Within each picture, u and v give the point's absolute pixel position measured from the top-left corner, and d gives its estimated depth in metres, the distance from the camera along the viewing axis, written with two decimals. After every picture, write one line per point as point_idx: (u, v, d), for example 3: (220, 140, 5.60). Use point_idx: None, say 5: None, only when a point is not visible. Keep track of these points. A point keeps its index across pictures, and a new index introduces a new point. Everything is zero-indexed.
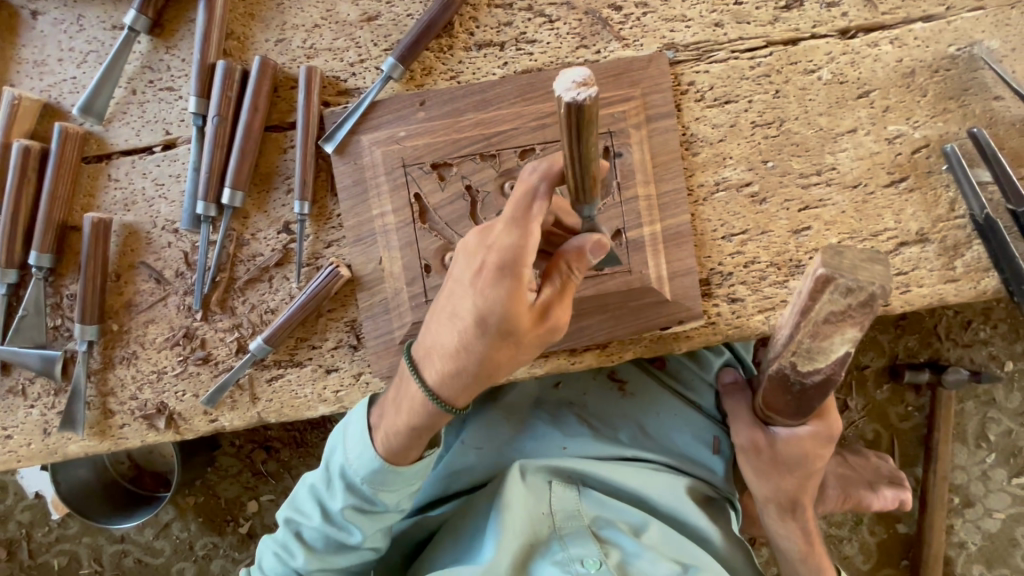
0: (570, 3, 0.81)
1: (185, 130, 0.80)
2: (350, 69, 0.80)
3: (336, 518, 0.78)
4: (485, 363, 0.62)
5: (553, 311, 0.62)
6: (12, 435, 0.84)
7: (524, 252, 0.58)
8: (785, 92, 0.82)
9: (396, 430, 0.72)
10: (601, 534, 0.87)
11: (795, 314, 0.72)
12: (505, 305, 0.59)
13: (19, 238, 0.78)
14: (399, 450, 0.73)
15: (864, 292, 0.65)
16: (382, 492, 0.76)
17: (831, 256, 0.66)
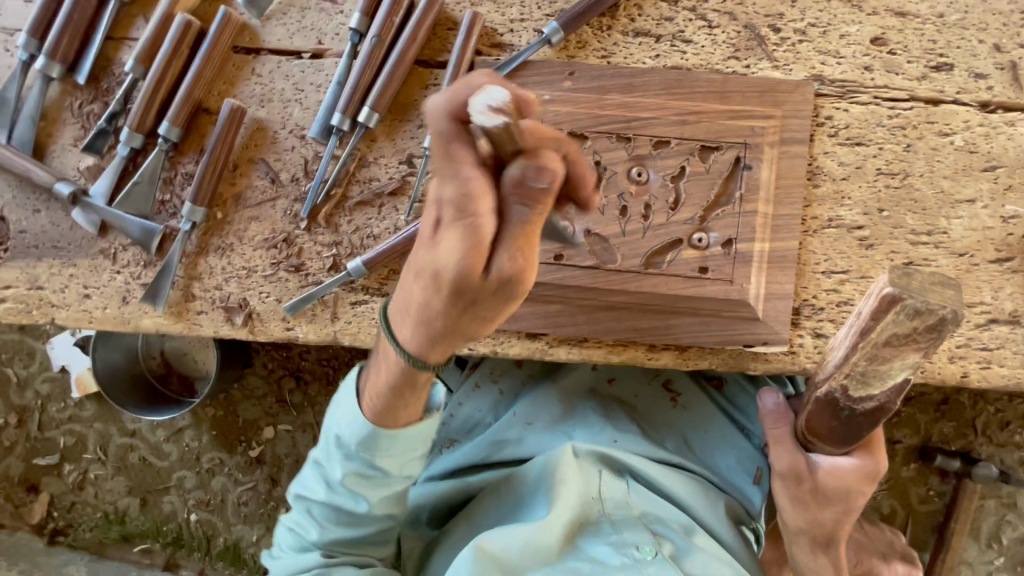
0: (732, 13, 0.82)
1: (337, 44, 0.82)
2: (509, 25, 0.82)
3: (337, 489, 0.76)
4: (459, 328, 0.52)
5: (502, 261, 0.45)
6: (90, 295, 0.84)
7: (460, 200, 0.42)
8: (916, 148, 0.83)
9: (379, 390, 0.66)
10: (652, 527, 0.84)
11: (852, 335, 0.69)
12: (455, 275, 0.45)
13: (155, 107, 0.80)
14: (384, 408, 0.68)
15: (933, 316, 0.62)
16: (381, 459, 0.72)
17: (900, 276, 0.64)
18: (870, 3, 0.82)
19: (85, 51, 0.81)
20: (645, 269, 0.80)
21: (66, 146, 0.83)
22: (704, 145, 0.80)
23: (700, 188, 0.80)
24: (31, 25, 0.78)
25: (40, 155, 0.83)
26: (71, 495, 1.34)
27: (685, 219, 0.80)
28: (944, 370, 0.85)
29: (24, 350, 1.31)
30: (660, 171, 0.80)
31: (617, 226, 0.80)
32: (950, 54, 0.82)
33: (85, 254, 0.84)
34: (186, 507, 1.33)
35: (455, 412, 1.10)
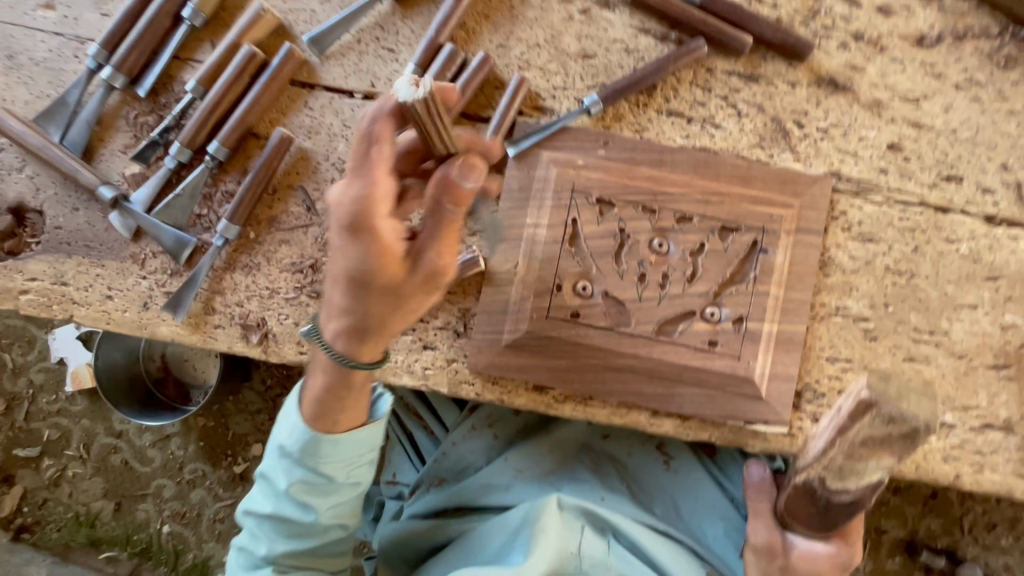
0: (761, 105, 0.87)
1: (389, 89, 0.86)
2: (552, 91, 0.87)
3: (284, 498, 0.78)
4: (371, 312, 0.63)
5: (427, 251, 0.60)
6: (113, 297, 0.86)
7: (370, 208, 0.56)
8: (924, 251, 0.87)
9: (317, 395, 0.74)
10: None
11: (832, 430, 0.71)
12: (372, 266, 0.58)
13: (208, 126, 0.84)
14: (319, 412, 0.74)
15: (907, 424, 0.64)
16: (323, 467, 0.76)
17: (879, 380, 0.66)
18: (890, 112, 0.87)
19: (151, 66, 0.85)
20: (656, 336, 0.83)
21: (115, 151, 0.86)
22: (725, 225, 0.83)
23: (717, 265, 0.83)
24: (104, 38, 0.83)
25: (89, 157, 0.86)
26: (45, 491, 1.30)
27: (701, 292, 0.83)
28: (937, 469, 0.86)
29: (25, 337, 1.31)
30: (680, 244, 0.83)
31: (634, 291, 0.83)
32: (961, 168, 0.87)
33: (114, 256, 0.86)
34: (160, 517, 1.30)
35: (448, 452, 1.07)
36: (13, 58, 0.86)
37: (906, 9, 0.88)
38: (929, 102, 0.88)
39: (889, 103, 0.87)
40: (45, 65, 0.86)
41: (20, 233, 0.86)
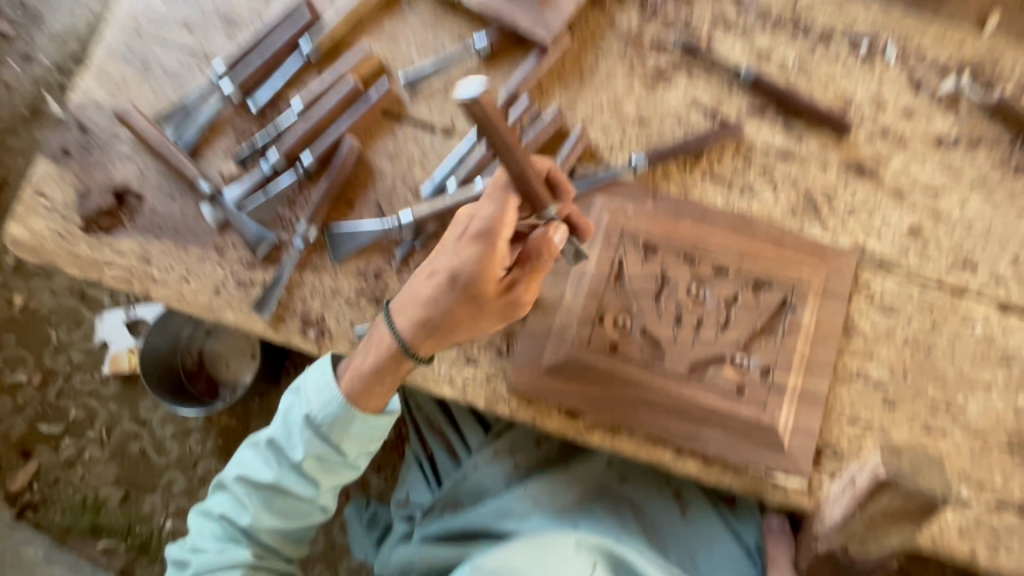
0: (796, 181, 0.97)
1: (467, 129, 0.97)
2: (610, 147, 0.97)
3: (292, 469, 0.88)
4: (460, 318, 0.80)
5: (517, 288, 0.79)
6: (189, 280, 0.93)
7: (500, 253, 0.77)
8: (941, 329, 0.93)
9: (362, 370, 0.85)
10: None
11: (848, 503, 0.79)
12: (474, 268, 0.77)
13: (305, 141, 0.94)
14: (362, 387, 0.85)
15: (929, 500, 0.71)
16: (343, 441, 0.87)
17: (891, 457, 0.74)
18: (911, 200, 0.97)
19: (265, 86, 0.98)
20: (687, 376, 0.88)
21: (218, 153, 0.97)
22: (758, 281, 0.91)
23: (748, 317, 0.90)
24: (231, 58, 0.96)
25: (194, 155, 0.96)
26: (58, 471, 1.32)
27: (732, 339, 0.89)
28: (953, 544, 0.87)
29: (74, 317, 1.37)
30: (716, 292, 0.90)
31: (670, 331, 0.89)
32: (975, 257, 0.95)
33: (198, 243, 0.94)
34: (165, 512, 1.30)
35: (467, 474, 1.11)
36: (147, 66, 0.99)
37: (926, 115, 1.00)
38: (947, 195, 0.97)
39: (911, 193, 0.97)
40: (173, 74, 0.99)
41: (119, 213, 0.95)
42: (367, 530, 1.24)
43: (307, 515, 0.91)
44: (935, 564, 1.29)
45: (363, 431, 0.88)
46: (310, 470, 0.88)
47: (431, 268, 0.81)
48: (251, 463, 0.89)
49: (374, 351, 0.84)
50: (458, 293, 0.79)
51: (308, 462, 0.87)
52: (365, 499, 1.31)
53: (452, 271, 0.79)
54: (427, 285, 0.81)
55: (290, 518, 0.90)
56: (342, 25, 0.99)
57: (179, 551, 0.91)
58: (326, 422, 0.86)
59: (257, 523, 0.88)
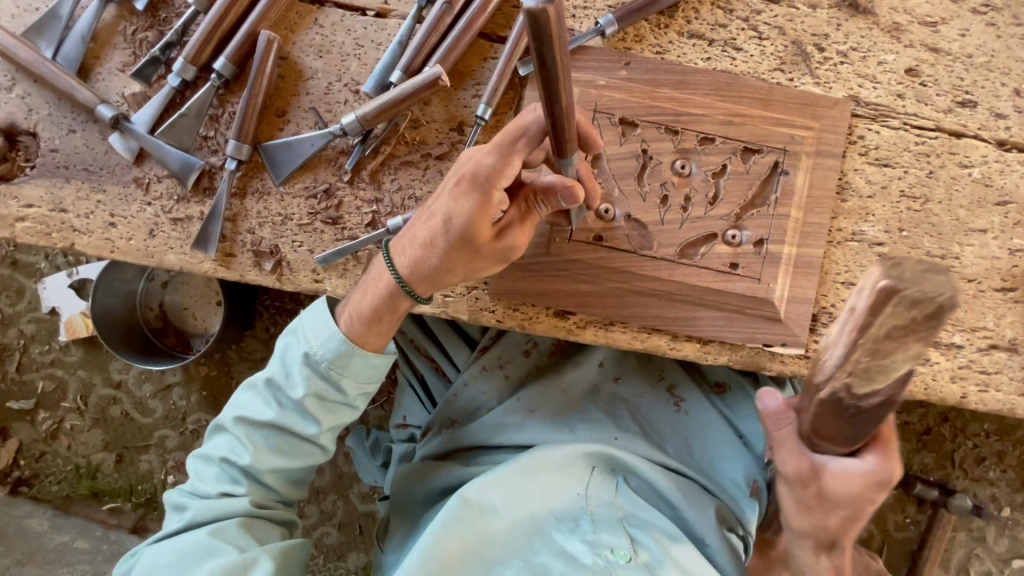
0: (783, 28, 0.86)
1: (403, 7, 0.83)
2: (572, 11, 0.85)
3: (293, 408, 0.78)
4: (453, 263, 0.71)
5: (509, 236, 0.70)
6: (117, 225, 0.82)
7: (494, 203, 0.66)
8: (938, 176, 0.88)
9: (358, 310, 0.76)
10: (631, 532, 0.86)
11: (847, 332, 0.59)
12: (469, 219, 0.67)
13: (214, 42, 0.79)
14: (361, 328, 0.76)
15: (933, 305, 0.52)
16: (345, 380, 0.77)
17: (892, 265, 0.54)
18: (908, 36, 0.87)
19: None
20: (678, 259, 0.83)
21: (113, 70, 0.82)
22: (747, 147, 0.83)
23: (738, 187, 0.83)
24: None
25: (85, 76, 0.81)
26: (42, 444, 1.28)
27: (723, 214, 0.83)
28: (946, 389, 0.88)
29: (13, 286, 1.25)
30: (702, 165, 0.83)
31: (656, 214, 0.82)
32: (975, 93, 0.88)
33: (116, 181, 0.82)
34: (164, 468, 1.28)
35: (458, 393, 1.07)
36: None
37: None
38: (946, 26, 0.88)
39: (908, 27, 0.87)
40: None
41: (14, 156, 0.82)
42: (370, 457, 1.24)
43: (310, 455, 0.80)
44: (919, 411, 1.35)
45: (364, 370, 0.77)
46: (311, 409, 0.77)
47: (428, 211, 0.70)
48: (247, 401, 0.80)
49: (372, 295, 0.76)
50: (450, 234, 0.69)
51: (306, 400, 0.77)
52: (366, 428, 1.30)
53: (448, 213, 0.68)
54: (422, 230, 0.71)
55: (292, 458, 0.79)
56: None
57: (178, 495, 0.81)
58: (326, 359, 0.75)
59: (255, 464, 0.78)
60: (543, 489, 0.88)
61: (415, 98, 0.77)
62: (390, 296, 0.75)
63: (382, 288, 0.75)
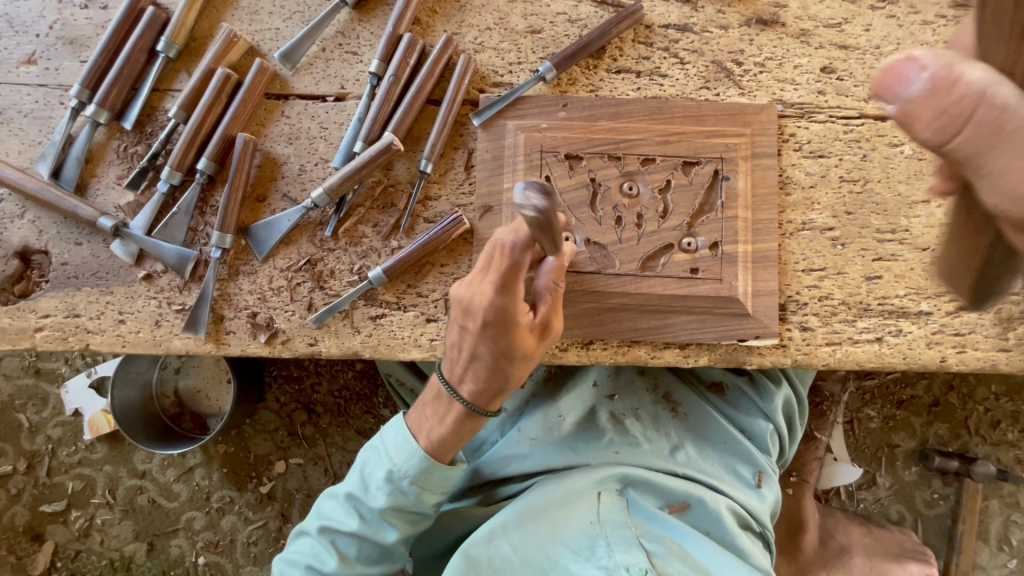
0: (700, 51, 0.94)
1: (358, 88, 0.93)
2: (509, 68, 0.93)
3: (372, 519, 0.86)
4: (511, 377, 0.77)
5: (551, 319, 0.77)
6: (126, 320, 0.89)
7: (521, 327, 0.73)
8: (872, 158, 0.93)
9: (438, 437, 0.83)
10: (647, 547, 0.89)
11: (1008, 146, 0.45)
12: (513, 341, 0.73)
13: (194, 147, 0.89)
14: (443, 450, 0.84)
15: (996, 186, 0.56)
16: (425, 490, 0.85)
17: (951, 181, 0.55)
18: (817, 39, 0.95)
19: (132, 100, 0.91)
20: (641, 272, 0.88)
21: (110, 184, 0.91)
22: (686, 161, 0.90)
23: (685, 199, 0.90)
24: (85, 79, 0.89)
25: (84, 193, 0.91)
26: (77, 543, 1.32)
27: (675, 226, 0.89)
28: (924, 355, 0.91)
29: (38, 394, 1.33)
30: (648, 184, 0.90)
31: (614, 234, 0.89)
32: None
33: (121, 281, 0.90)
34: (194, 549, 1.31)
35: None
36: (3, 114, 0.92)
37: None
38: (850, 25, 0.95)
39: (815, 32, 0.95)
40: (34, 115, 0.91)
41: (30, 274, 0.91)
42: None
43: (389, 558, 0.89)
44: (924, 383, 1.35)
45: (442, 481, 0.86)
46: (389, 518, 0.85)
47: (467, 351, 0.77)
48: (332, 508, 0.88)
49: (445, 421, 0.83)
50: (498, 361, 0.75)
51: (384, 511, 0.84)
52: None
53: (493, 349, 0.74)
54: (472, 363, 0.78)
55: (374, 564, 0.88)
56: (193, 11, 0.91)
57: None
58: (409, 475, 0.83)
59: (342, 571, 0.86)
60: (552, 525, 0.89)
61: (374, 165, 0.86)
62: (465, 419, 0.81)
63: (452, 420, 0.82)
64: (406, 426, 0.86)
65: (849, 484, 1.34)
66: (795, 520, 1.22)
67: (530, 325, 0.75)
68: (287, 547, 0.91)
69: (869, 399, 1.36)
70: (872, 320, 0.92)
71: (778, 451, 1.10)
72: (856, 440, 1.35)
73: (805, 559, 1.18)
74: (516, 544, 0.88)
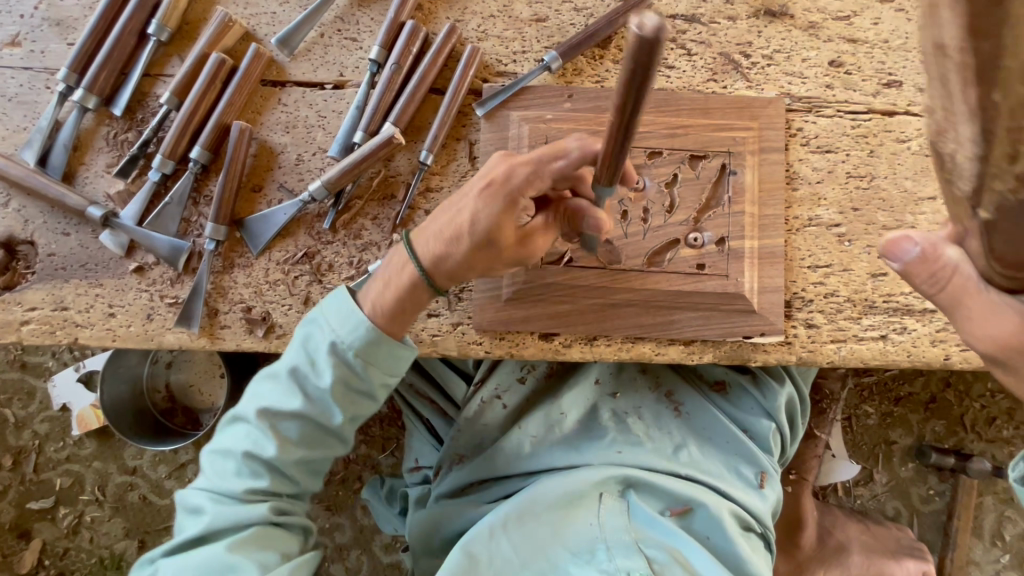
0: (708, 42, 0.93)
1: (358, 76, 0.90)
2: (513, 57, 0.91)
3: (317, 394, 0.77)
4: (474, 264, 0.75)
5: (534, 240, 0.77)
6: (116, 314, 0.86)
7: (508, 222, 0.72)
8: (879, 154, 0.92)
9: (379, 295, 0.78)
10: (647, 552, 0.86)
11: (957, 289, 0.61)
12: (494, 225, 0.71)
13: (187, 135, 0.86)
14: (386, 320, 0.78)
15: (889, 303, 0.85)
16: (374, 366, 0.77)
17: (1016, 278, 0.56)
18: (826, 32, 0.94)
19: (122, 85, 0.88)
20: (647, 268, 0.87)
21: (99, 172, 0.88)
22: (693, 154, 0.89)
23: (691, 193, 0.88)
24: (72, 62, 0.85)
25: (72, 182, 0.88)
26: (65, 540, 1.29)
27: (681, 221, 0.88)
28: (928, 353, 0.91)
29: (24, 389, 1.29)
30: (654, 178, 0.88)
31: (619, 229, 0.87)
32: (897, 73, 0.93)
33: (110, 273, 0.87)
34: None
35: (463, 428, 1.09)
36: None
37: None
38: (859, 18, 0.94)
39: (824, 24, 0.94)
40: (18, 100, 0.88)
41: (15, 265, 0.88)
42: (387, 507, 1.24)
43: (336, 441, 0.81)
44: (921, 380, 1.35)
45: (389, 358, 0.78)
46: (336, 398, 0.77)
47: (442, 229, 0.75)
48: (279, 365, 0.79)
49: (393, 287, 0.78)
50: (473, 244, 0.73)
51: (333, 386, 0.76)
52: (380, 478, 1.31)
53: (473, 217, 0.72)
54: (441, 240, 0.75)
55: (317, 448, 0.80)
56: None
57: (198, 496, 0.78)
58: (355, 347, 0.76)
59: (282, 456, 0.77)
60: (552, 526, 0.88)
61: (374, 156, 0.83)
62: (414, 283, 0.77)
63: None
64: (350, 299, 0.78)
65: (846, 481, 1.35)
66: (794, 516, 1.22)
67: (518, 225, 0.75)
68: (218, 438, 0.81)
69: (868, 396, 1.36)
70: (877, 317, 0.91)
71: (779, 451, 1.09)
72: (854, 436, 1.35)
73: (802, 556, 1.18)
74: (516, 544, 0.87)
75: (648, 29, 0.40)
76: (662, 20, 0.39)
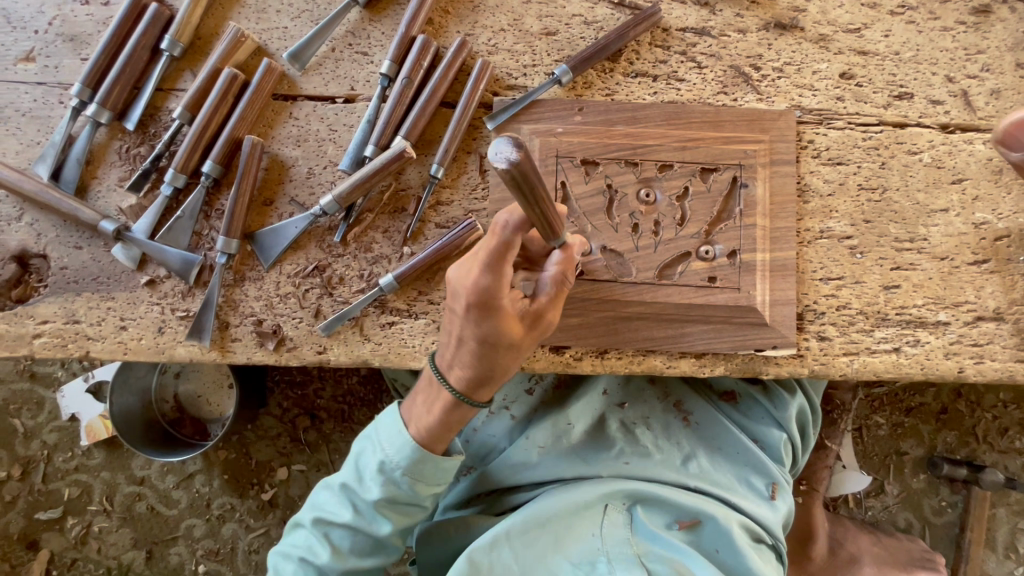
0: (718, 55, 0.93)
1: (369, 90, 0.90)
2: (523, 70, 0.91)
3: (366, 513, 0.85)
4: (497, 365, 0.74)
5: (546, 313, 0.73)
6: (127, 327, 0.87)
7: (508, 316, 0.70)
8: (891, 165, 0.92)
9: (425, 425, 0.81)
10: (649, 566, 0.87)
11: None
12: (497, 327, 0.69)
13: (199, 149, 0.86)
14: (429, 435, 0.81)
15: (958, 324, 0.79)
16: (418, 483, 0.83)
17: None
18: (837, 44, 0.93)
19: (135, 100, 0.88)
20: (658, 281, 0.87)
21: (111, 186, 0.88)
22: (704, 167, 0.88)
23: (703, 206, 0.88)
24: (85, 77, 0.86)
25: (84, 195, 0.88)
26: (73, 550, 1.29)
27: (692, 233, 0.87)
28: (941, 366, 0.90)
29: (33, 399, 1.30)
30: (665, 190, 0.88)
31: (630, 242, 0.87)
32: (908, 85, 0.93)
33: (122, 286, 0.87)
34: (194, 557, 1.29)
35: (471, 438, 1.10)
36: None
37: None
38: (870, 30, 0.94)
39: (834, 36, 0.94)
40: (32, 114, 0.88)
41: (28, 279, 0.88)
42: None
43: (384, 550, 0.88)
44: (932, 390, 1.34)
45: (436, 473, 0.83)
46: (384, 511, 0.84)
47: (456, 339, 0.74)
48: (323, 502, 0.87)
49: (434, 412, 0.80)
50: (484, 349, 0.72)
51: (380, 501, 0.83)
52: None
53: (476, 331, 0.70)
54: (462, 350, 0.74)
55: (370, 555, 0.87)
56: (199, 9, 0.88)
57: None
58: (400, 469, 0.82)
59: (336, 562, 0.85)
60: (555, 537, 0.89)
61: (385, 171, 0.84)
62: (452, 409, 0.79)
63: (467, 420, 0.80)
64: (397, 419, 0.84)
65: (857, 492, 1.34)
66: (804, 528, 1.21)
67: (523, 312, 0.72)
68: (284, 538, 0.91)
69: (878, 406, 1.35)
70: (889, 330, 0.91)
71: (790, 463, 1.08)
72: (865, 447, 1.34)
73: (813, 569, 1.16)
74: (518, 556, 0.86)
75: (510, 157, 0.50)
76: (510, 143, 0.51)
